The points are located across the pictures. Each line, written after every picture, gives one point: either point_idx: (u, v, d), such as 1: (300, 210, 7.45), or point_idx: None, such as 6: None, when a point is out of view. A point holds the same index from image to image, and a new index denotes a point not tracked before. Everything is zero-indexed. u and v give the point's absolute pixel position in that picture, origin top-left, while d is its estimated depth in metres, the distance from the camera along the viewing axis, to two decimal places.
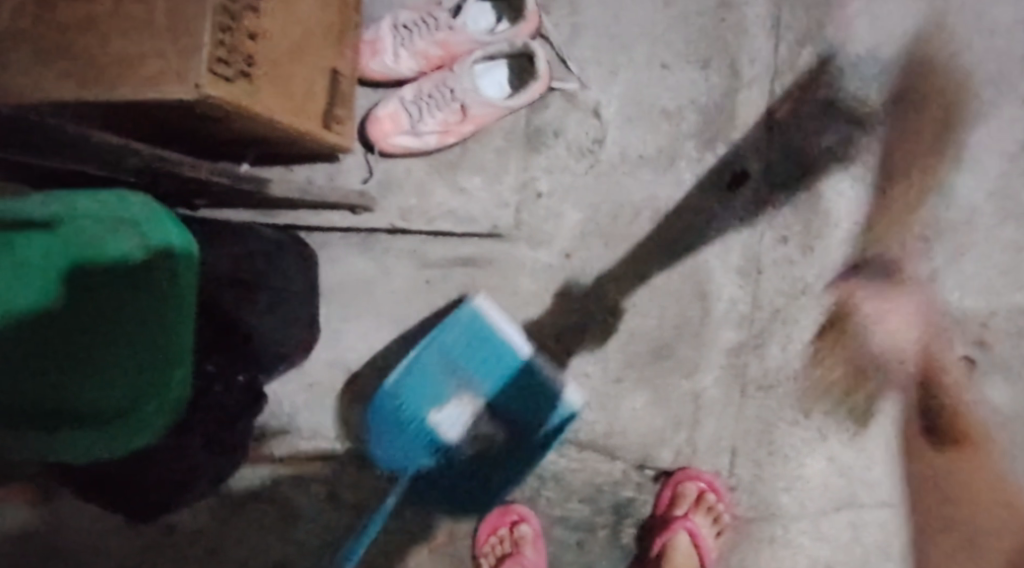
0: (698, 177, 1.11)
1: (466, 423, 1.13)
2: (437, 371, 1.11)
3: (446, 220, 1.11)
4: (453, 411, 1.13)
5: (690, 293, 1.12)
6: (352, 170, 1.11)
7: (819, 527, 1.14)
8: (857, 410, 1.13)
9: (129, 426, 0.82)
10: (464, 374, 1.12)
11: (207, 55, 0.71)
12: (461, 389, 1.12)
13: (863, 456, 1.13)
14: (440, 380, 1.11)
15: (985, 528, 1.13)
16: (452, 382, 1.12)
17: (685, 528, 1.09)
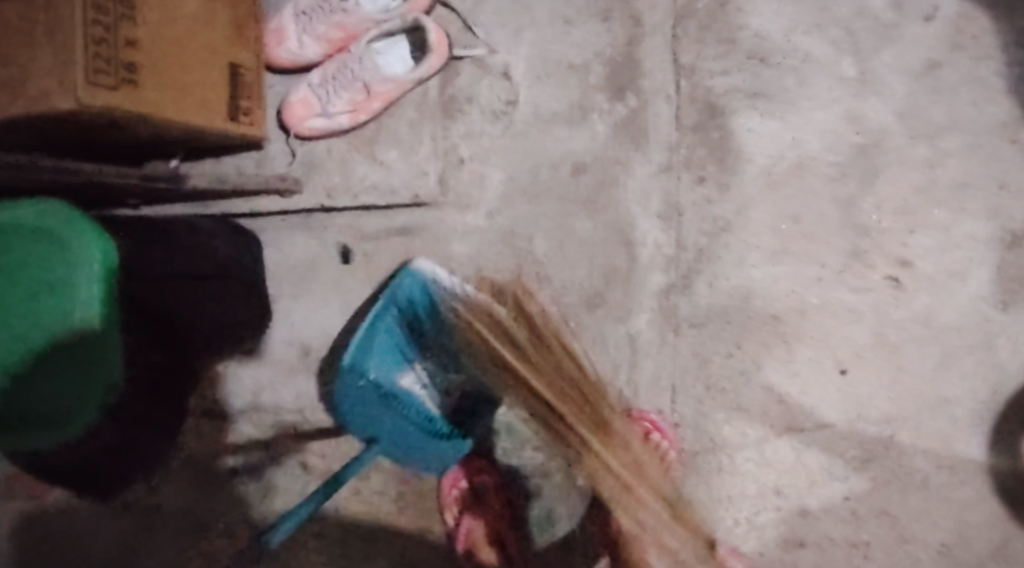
0: (611, 127, 1.14)
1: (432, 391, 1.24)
2: (400, 344, 1.21)
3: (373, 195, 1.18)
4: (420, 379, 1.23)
5: (616, 241, 1.16)
6: (275, 156, 1.13)
7: (763, 453, 1.19)
8: (788, 338, 1.16)
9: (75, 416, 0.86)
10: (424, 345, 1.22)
11: (81, 68, 0.78)
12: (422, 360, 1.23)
13: (798, 381, 1.17)
14: (404, 351, 1.22)
15: (926, 441, 1.17)
16: (415, 352, 1.23)
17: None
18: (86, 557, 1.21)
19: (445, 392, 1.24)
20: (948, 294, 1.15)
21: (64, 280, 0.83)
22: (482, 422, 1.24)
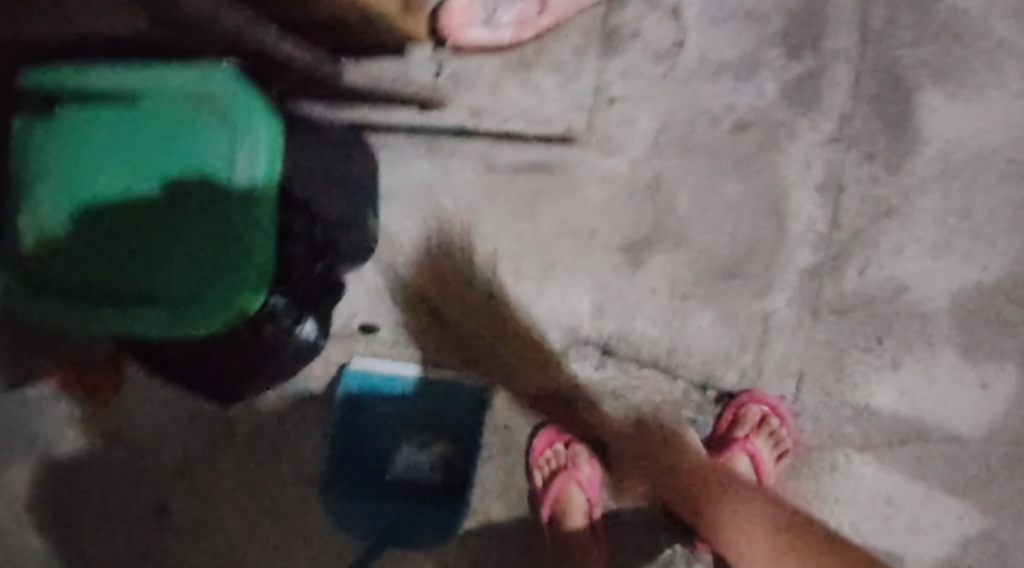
0: (783, 87, 1.06)
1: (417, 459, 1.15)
2: (367, 428, 1.16)
3: (519, 121, 1.09)
4: (402, 461, 1.15)
5: (766, 210, 1.08)
6: (422, 66, 1.09)
7: (883, 459, 1.10)
8: (934, 338, 1.08)
9: (222, 299, 0.81)
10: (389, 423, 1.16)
11: None
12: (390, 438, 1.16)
13: (937, 387, 1.09)
14: (373, 430, 1.16)
15: None
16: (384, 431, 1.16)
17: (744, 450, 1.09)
18: (157, 459, 1.19)
19: (554, 349, 1.14)
20: None
21: (231, 152, 0.80)
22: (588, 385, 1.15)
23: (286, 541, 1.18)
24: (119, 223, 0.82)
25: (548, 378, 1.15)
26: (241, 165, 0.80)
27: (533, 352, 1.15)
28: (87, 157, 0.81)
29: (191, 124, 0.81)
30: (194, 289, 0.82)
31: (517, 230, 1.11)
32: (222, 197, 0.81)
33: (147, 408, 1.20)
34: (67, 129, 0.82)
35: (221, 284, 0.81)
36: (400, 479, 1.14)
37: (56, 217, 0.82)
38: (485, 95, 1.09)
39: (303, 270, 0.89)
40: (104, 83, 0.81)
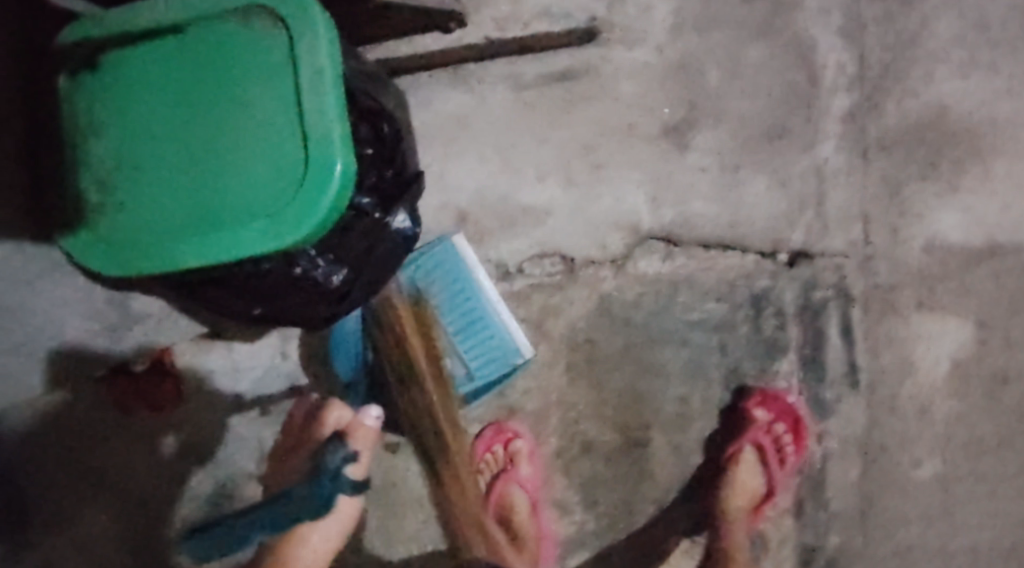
0: None
1: (417, 357, 1.17)
2: (405, 298, 1.16)
3: (541, 22, 1.11)
4: (403, 340, 1.17)
5: (795, 65, 1.10)
6: None
7: (964, 282, 1.12)
8: (984, 155, 1.10)
9: (305, 205, 0.79)
10: (421, 310, 1.16)
11: None
12: (402, 319, 1.17)
13: (998, 201, 1.11)
14: (402, 306, 1.17)
15: None
16: (412, 311, 1.17)
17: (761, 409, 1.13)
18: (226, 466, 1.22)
19: (620, 251, 1.16)
20: None
21: (286, 50, 0.79)
22: (660, 279, 1.16)
23: (404, 495, 1.21)
24: (190, 150, 0.82)
25: (620, 282, 1.16)
26: (302, 65, 0.78)
27: (600, 260, 1.16)
28: (154, 95, 0.83)
29: (245, 37, 0.80)
30: (275, 203, 0.80)
31: (559, 141, 1.13)
32: (283, 101, 0.79)
33: (208, 415, 1.23)
34: (132, 73, 0.83)
35: (302, 191, 0.79)
36: (390, 358, 1.18)
37: (136, 159, 0.84)
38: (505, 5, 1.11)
39: (377, 173, 0.88)
40: (152, 24, 0.83)
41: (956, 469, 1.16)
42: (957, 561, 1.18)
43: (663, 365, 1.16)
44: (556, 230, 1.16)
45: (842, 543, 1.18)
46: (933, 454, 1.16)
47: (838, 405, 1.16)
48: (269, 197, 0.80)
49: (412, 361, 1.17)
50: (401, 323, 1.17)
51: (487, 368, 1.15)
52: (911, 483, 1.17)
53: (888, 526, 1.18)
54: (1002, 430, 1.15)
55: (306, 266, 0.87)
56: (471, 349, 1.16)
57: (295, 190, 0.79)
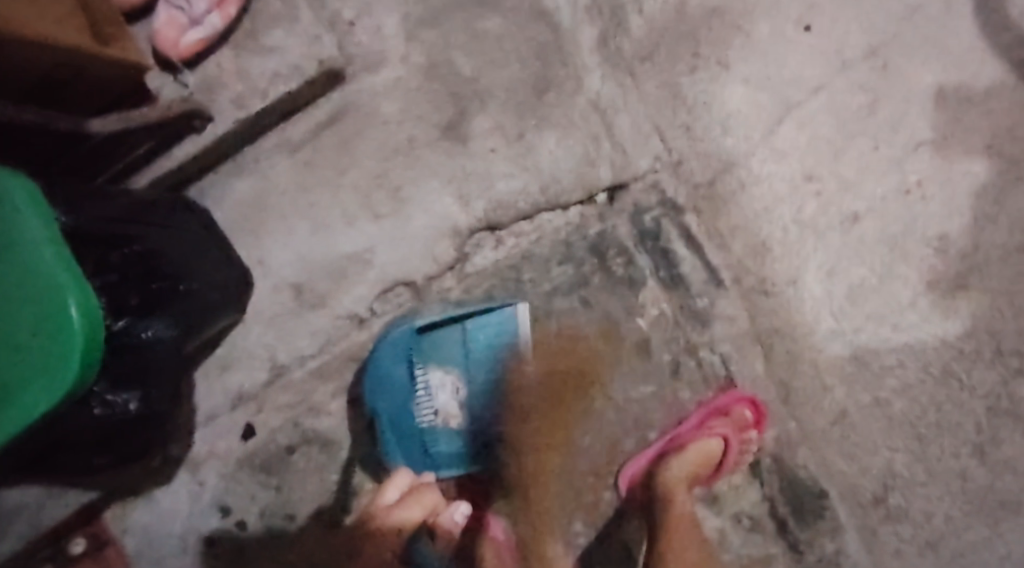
0: None
1: (436, 401, 1.17)
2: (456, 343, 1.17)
3: (278, 85, 1.13)
4: (431, 382, 1.18)
5: (530, 21, 1.13)
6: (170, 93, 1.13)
7: (777, 146, 1.12)
8: (741, 23, 1.11)
9: (57, 361, 0.80)
10: (454, 359, 1.18)
11: None
12: (446, 362, 1.18)
13: (775, 59, 1.11)
14: (442, 349, 1.17)
15: (925, 52, 1.12)
16: (447, 359, 1.18)
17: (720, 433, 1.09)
18: None
19: (452, 256, 1.15)
20: None
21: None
22: (500, 267, 1.16)
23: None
24: None
25: (465, 285, 1.16)
26: (15, 232, 0.82)
27: (438, 272, 1.16)
28: None
29: None
30: (32, 365, 0.80)
31: (353, 181, 1.15)
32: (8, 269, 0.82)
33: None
34: None
35: (51, 347, 0.80)
36: (416, 397, 1.16)
37: None
38: (237, 84, 1.14)
39: (142, 290, 0.94)
40: None
41: (855, 320, 1.16)
42: (892, 403, 1.18)
43: (541, 345, 1.17)
44: (385, 262, 1.15)
45: (779, 433, 1.19)
46: (826, 316, 1.16)
47: (716, 310, 1.15)
48: (37, 359, 0.80)
49: (431, 405, 1.17)
50: (448, 361, 1.18)
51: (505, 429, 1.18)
52: (820, 351, 1.17)
53: (814, 399, 1.18)
54: (880, 267, 1.15)
55: (104, 403, 0.91)
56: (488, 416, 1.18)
57: (46, 345, 0.80)
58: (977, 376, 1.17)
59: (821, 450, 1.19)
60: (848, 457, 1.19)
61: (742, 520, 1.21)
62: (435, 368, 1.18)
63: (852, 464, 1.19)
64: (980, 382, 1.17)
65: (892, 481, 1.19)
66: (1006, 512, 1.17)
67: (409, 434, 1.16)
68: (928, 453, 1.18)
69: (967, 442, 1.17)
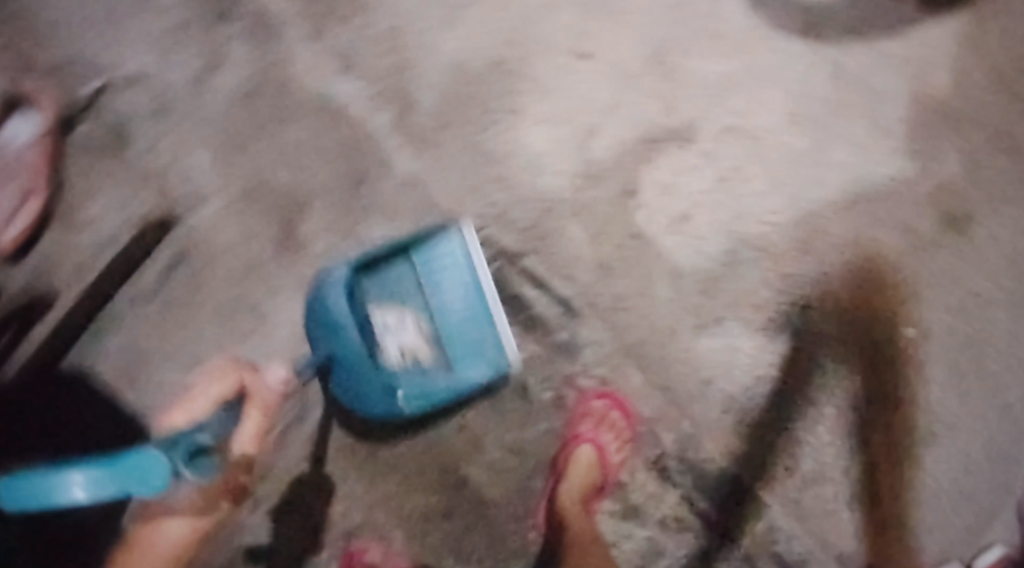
0: (247, 45, 1.15)
1: (395, 337, 1.13)
2: (407, 285, 1.14)
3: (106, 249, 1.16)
4: (387, 322, 1.13)
5: (327, 122, 1.16)
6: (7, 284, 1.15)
7: (588, 172, 1.16)
8: (525, 69, 1.15)
9: None
10: (399, 300, 1.14)
11: None
12: (395, 305, 1.14)
13: (567, 91, 1.15)
14: (396, 282, 1.14)
15: (703, 43, 1.15)
16: (402, 294, 1.14)
17: (587, 440, 1.17)
18: None
19: (321, 356, 1.20)
20: None
21: None
22: None
23: None
24: None
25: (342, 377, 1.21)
26: None
27: (313, 373, 1.21)
28: None
29: None
30: None
31: None
32: None
33: None
34: None
35: None
36: (373, 339, 1.12)
37: None
38: (68, 257, 1.15)
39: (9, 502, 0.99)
40: None
41: (713, 310, 1.19)
42: (776, 376, 1.22)
43: (427, 415, 1.23)
44: None
45: (677, 435, 1.22)
46: (685, 314, 1.19)
47: (580, 338, 1.20)
48: None
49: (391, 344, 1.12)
50: (389, 304, 1.14)
51: (471, 356, 1.13)
52: (691, 349, 1.20)
53: (699, 395, 1.21)
54: (722, 254, 1.18)
55: None
56: (454, 346, 1.13)
57: None
58: (849, 328, 1.20)
59: (722, 440, 1.22)
60: (750, 439, 1.23)
61: (667, 524, 1.24)
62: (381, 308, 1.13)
63: (755, 444, 1.23)
64: (854, 333, 1.21)
65: (799, 449, 1.23)
66: (917, 447, 1.24)
67: (368, 366, 1.09)
68: (826, 413, 1.23)
69: (859, 392, 1.22)
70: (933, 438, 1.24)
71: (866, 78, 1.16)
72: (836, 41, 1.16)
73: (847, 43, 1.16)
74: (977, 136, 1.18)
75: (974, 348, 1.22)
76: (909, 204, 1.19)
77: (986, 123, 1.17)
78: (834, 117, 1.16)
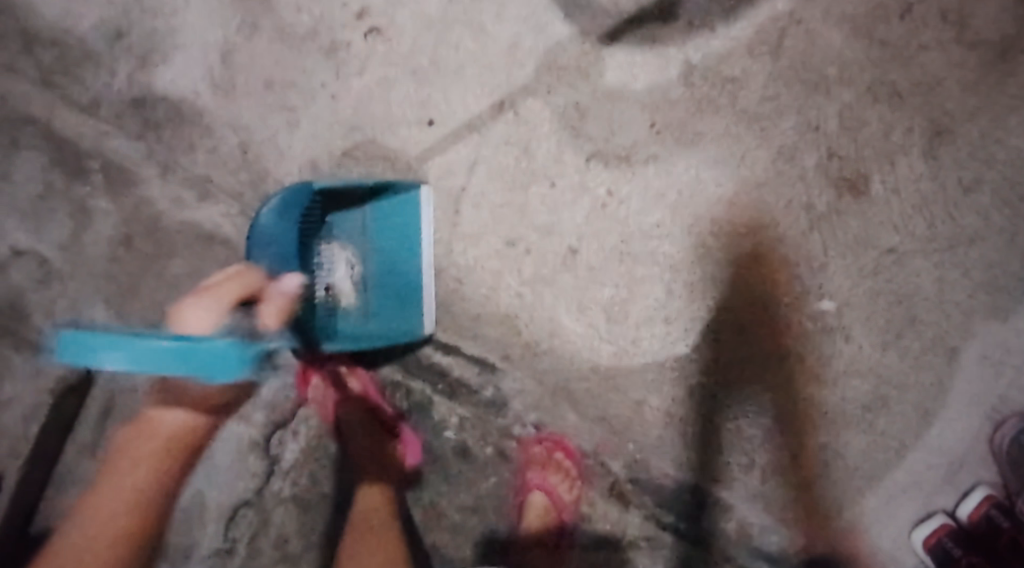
0: (111, 197, 1.15)
1: (330, 275, 1.11)
2: (349, 221, 1.13)
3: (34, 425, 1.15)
4: (330, 256, 1.12)
5: (203, 249, 1.15)
6: None
7: (467, 233, 1.16)
8: (376, 150, 1.14)
9: None
10: (355, 240, 1.13)
11: None
12: (341, 239, 1.13)
13: (420, 163, 1.14)
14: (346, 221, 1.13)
15: (547, 77, 1.13)
16: (349, 236, 1.13)
17: (535, 486, 1.19)
18: None
19: (262, 465, 1.20)
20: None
21: None
22: (308, 452, 1.21)
23: None
24: None
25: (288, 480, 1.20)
26: None
27: (260, 485, 1.20)
28: None
29: None
30: None
31: None
32: None
33: None
34: None
35: None
36: (313, 266, 1.10)
37: None
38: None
39: None
40: None
41: (626, 334, 1.17)
42: (710, 381, 1.19)
43: None
44: (215, 503, 1.20)
45: (626, 460, 1.20)
46: (600, 344, 1.18)
47: (503, 391, 1.19)
48: None
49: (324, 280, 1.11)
50: (335, 240, 1.13)
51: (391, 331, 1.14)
52: (615, 378, 1.18)
53: (636, 417, 1.19)
54: (623, 279, 1.16)
55: None
56: (378, 310, 1.13)
57: None
58: (769, 317, 1.18)
59: (672, 454, 1.20)
60: (703, 446, 1.20)
61: (639, 545, 1.21)
62: (332, 245, 1.12)
63: (707, 451, 1.20)
64: (776, 321, 1.18)
65: (751, 445, 1.20)
66: (871, 413, 1.20)
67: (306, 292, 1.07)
68: (769, 404, 1.19)
69: (797, 375, 1.19)
70: (886, 401, 1.20)
71: (720, 68, 1.14)
72: (678, 39, 1.13)
73: (690, 38, 1.13)
74: (848, 94, 1.15)
75: (901, 303, 1.18)
76: (800, 180, 1.16)
77: (857, 80, 1.15)
78: (697, 117, 1.14)
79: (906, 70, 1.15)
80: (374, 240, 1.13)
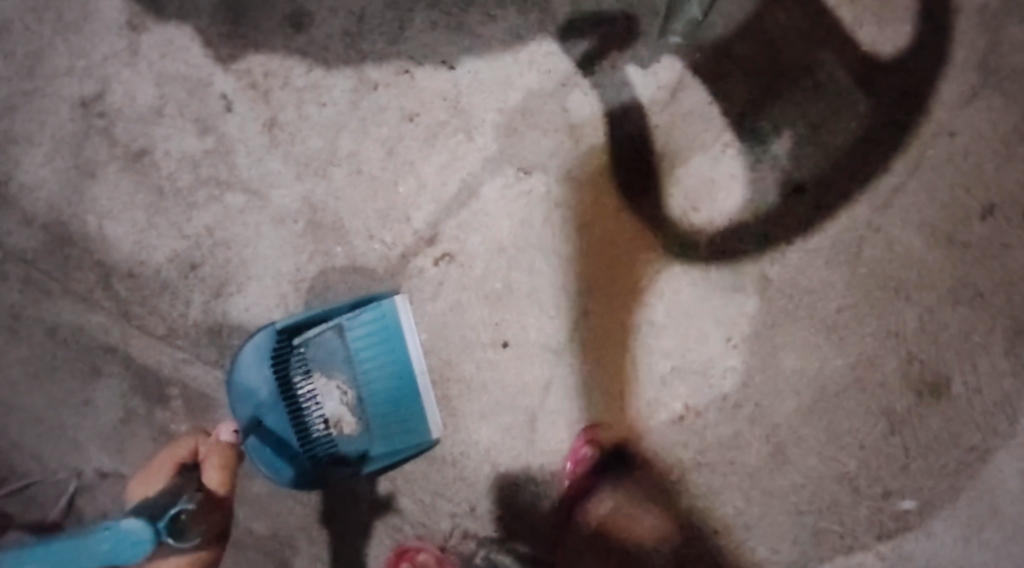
0: (192, 422, 1.17)
1: (324, 405, 1.13)
2: (327, 345, 1.12)
3: None
4: (317, 388, 1.12)
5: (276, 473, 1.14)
6: None
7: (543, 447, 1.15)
8: (451, 372, 1.14)
9: None
10: (338, 364, 1.12)
11: None
12: (325, 367, 1.12)
13: (495, 384, 1.14)
14: (329, 347, 1.12)
15: (619, 296, 1.12)
16: (333, 360, 1.12)
17: None
18: None
19: None
20: (482, 218, 1.12)
21: None
22: None
23: None
24: None
25: None
26: None
27: None
28: None
29: None
30: None
31: None
32: None
33: None
34: None
35: None
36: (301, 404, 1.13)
37: None
38: None
39: None
40: None
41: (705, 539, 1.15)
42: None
43: None
44: None
45: None
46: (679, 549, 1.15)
47: None
48: None
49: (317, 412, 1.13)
50: (319, 371, 1.13)
51: (399, 445, 1.12)
52: None
53: None
54: (701, 487, 1.15)
55: None
56: (379, 417, 1.12)
57: None
58: (855, 519, 1.14)
59: None
60: None
61: None
62: (314, 375, 1.12)
63: None
64: (856, 522, 1.14)
65: None
66: None
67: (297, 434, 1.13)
68: None
69: None
70: None
71: (796, 279, 1.12)
72: (753, 251, 1.12)
73: (765, 249, 1.12)
74: (928, 297, 1.13)
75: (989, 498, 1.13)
76: (880, 386, 1.14)
77: (935, 283, 1.12)
78: (773, 329, 1.13)
79: (986, 270, 1.12)
80: (357, 358, 1.11)
